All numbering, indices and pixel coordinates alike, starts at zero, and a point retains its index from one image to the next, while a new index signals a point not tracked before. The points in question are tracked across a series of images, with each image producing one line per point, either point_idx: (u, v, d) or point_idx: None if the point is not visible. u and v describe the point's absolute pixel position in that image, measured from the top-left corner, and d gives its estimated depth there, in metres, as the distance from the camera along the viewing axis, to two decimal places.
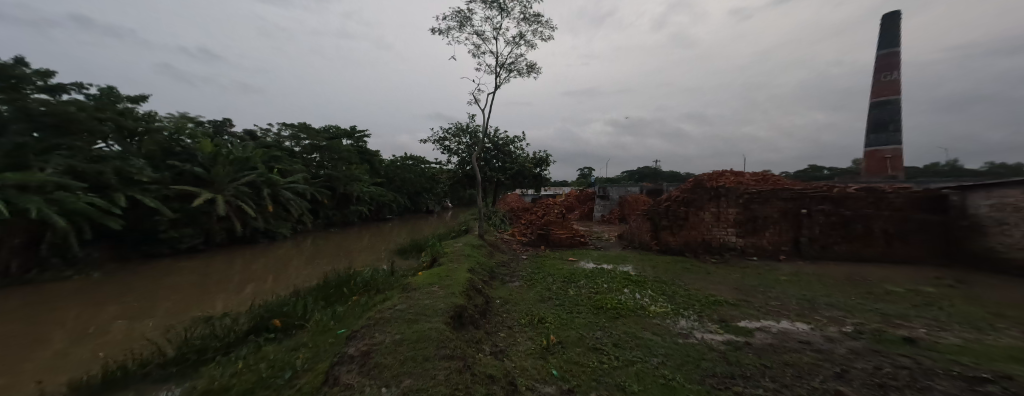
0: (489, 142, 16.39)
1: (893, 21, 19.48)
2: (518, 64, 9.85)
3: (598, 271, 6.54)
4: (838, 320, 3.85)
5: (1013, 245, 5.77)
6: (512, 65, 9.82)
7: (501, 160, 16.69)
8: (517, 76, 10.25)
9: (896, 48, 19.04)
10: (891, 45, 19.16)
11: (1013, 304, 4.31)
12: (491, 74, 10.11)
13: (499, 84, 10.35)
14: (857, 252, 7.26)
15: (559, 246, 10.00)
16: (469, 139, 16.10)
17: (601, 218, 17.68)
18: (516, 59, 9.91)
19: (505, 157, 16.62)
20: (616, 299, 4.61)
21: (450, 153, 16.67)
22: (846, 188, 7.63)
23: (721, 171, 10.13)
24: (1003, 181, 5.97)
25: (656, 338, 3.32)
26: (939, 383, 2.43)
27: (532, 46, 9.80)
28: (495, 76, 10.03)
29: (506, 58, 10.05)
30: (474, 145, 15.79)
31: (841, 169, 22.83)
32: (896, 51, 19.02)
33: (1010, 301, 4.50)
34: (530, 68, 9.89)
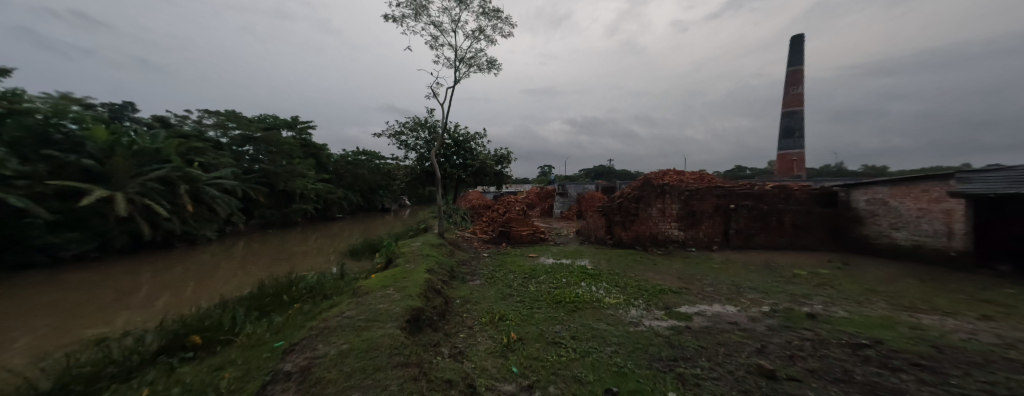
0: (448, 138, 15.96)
1: (798, 42, 22.94)
2: (479, 60, 9.72)
3: (558, 266, 6.75)
4: (759, 302, 4.43)
5: (881, 232, 7.35)
6: (472, 60, 9.65)
7: (461, 157, 16.36)
8: (477, 71, 10.10)
9: (800, 67, 22.43)
10: (797, 64, 22.50)
11: (883, 281, 5.38)
12: (450, 67, 9.86)
13: (459, 79, 10.13)
14: (772, 241, 8.42)
15: (521, 243, 10.12)
16: (428, 134, 15.48)
17: (562, 214, 18.12)
18: (476, 53, 9.75)
19: (465, 154, 16.29)
20: (575, 293, 4.79)
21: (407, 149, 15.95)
22: (764, 186, 8.79)
23: (666, 171, 11.03)
24: (875, 180, 7.53)
25: (611, 328, 3.53)
26: (833, 350, 2.94)
27: (493, 44, 9.76)
28: (455, 70, 9.80)
29: (466, 52, 9.85)
30: (432, 141, 15.28)
31: (759, 170, 26.33)
32: (800, 69, 22.43)
33: (880, 278, 5.61)
34: (491, 64, 9.81)
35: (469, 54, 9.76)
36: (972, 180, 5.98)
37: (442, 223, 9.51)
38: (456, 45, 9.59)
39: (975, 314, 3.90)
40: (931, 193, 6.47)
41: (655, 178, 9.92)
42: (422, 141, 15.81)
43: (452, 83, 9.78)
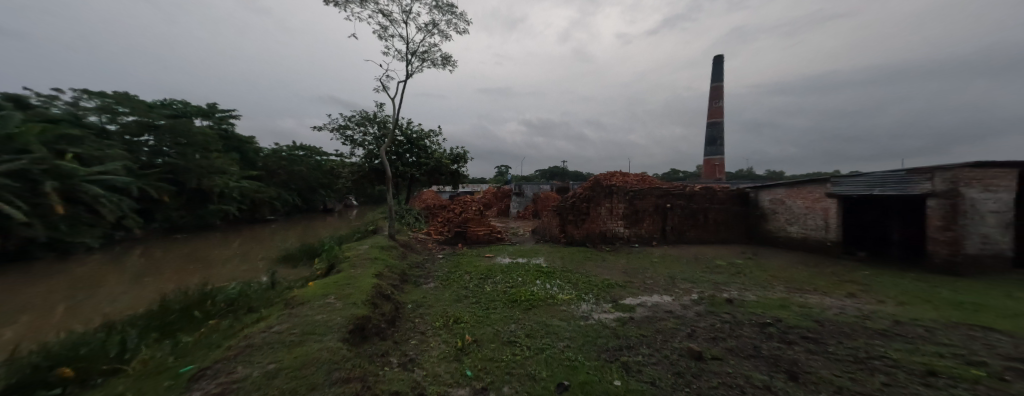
0: (401, 134, 15.16)
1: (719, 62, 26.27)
2: (433, 55, 9.40)
3: (513, 265, 6.80)
4: (689, 291, 4.98)
5: (780, 226, 8.77)
6: (425, 54, 9.28)
7: (414, 155, 15.65)
8: (431, 67, 9.76)
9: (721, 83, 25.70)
10: (718, 80, 25.75)
11: (782, 268, 6.42)
12: (402, 60, 9.36)
13: (410, 73, 9.67)
14: (700, 236, 9.50)
15: (477, 243, 10.01)
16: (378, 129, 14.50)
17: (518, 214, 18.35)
18: (429, 48, 9.40)
19: (419, 152, 15.63)
20: (530, 291, 4.88)
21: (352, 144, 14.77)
22: (694, 188, 9.87)
23: (613, 172, 11.82)
24: (776, 183, 8.94)
25: (563, 323, 3.67)
26: (746, 330, 3.42)
27: (447, 39, 9.50)
28: (406, 63, 9.33)
29: (419, 45, 9.44)
30: (382, 137, 14.36)
31: (689, 174, 29.53)
32: (721, 85, 25.72)
33: (781, 265, 6.69)
34: (445, 59, 9.53)
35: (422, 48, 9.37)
36: (842, 183, 7.41)
37: (394, 224, 8.99)
38: (408, 38, 9.14)
39: (844, 292, 4.86)
40: (815, 194, 7.88)
41: (604, 179, 10.57)
42: (371, 137, 14.76)
43: (403, 77, 9.30)
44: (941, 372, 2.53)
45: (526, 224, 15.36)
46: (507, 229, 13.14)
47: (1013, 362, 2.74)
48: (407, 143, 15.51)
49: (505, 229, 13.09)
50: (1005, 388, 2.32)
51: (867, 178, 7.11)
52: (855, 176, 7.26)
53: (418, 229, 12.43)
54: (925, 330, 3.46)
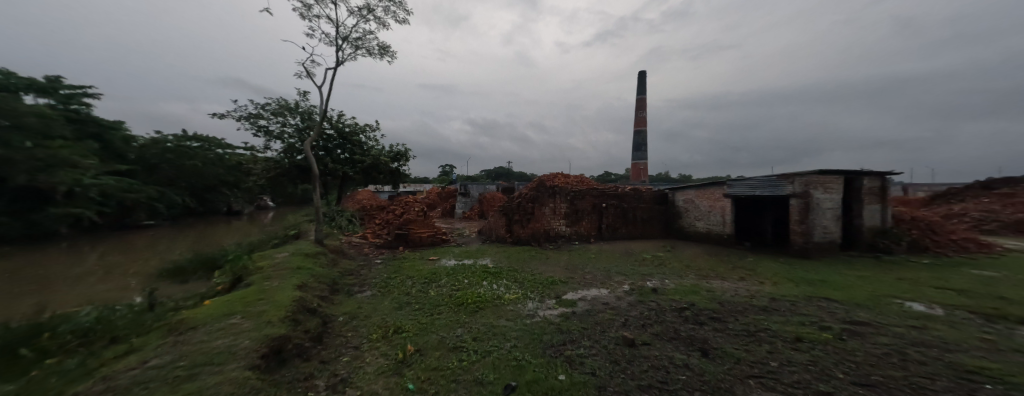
0: (330, 127, 13.52)
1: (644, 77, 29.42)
2: (368, 43, 8.69)
3: (459, 267, 6.60)
4: (622, 283, 5.42)
5: (690, 222, 10.13)
6: (359, 41, 8.53)
7: (346, 152, 14.22)
8: (366, 55, 9.01)
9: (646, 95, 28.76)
10: (643, 93, 28.80)
11: (695, 258, 7.43)
12: (331, 45, 8.47)
13: (341, 60, 8.81)
14: (629, 232, 10.47)
15: (420, 245, 9.51)
16: (301, 121, 12.71)
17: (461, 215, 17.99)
18: (364, 35, 8.66)
19: (352, 147, 14.16)
20: (477, 293, 4.78)
21: (268, 136, 12.66)
22: (625, 188, 10.82)
23: (556, 174, 12.35)
24: (687, 185, 10.29)
25: (511, 323, 3.66)
26: (668, 315, 3.85)
27: (385, 28, 8.87)
28: (336, 49, 8.47)
29: (351, 31, 8.65)
30: (307, 130, 12.63)
31: (619, 176, 32.38)
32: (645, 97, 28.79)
33: (693, 256, 7.74)
34: (383, 49, 8.88)
35: (356, 34, 8.59)
36: (736, 185, 8.81)
37: (321, 227, 8.00)
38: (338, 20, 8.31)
39: (738, 277, 5.83)
40: (716, 195, 9.30)
41: (547, 180, 10.93)
42: (292, 128, 12.88)
43: (333, 63, 8.42)
44: (804, 337, 3.20)
45: (472, 224, 15.11)
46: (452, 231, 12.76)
47: (846, 325, 3.60)
48: (338, 138, 14.00)
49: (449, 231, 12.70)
50: (844, 346, 3.02)
51: (753, 181, 8.54)
52: (746, 179, 8.66)
53: (352, 232, 11.31)
54: (793, 304, 4.34)
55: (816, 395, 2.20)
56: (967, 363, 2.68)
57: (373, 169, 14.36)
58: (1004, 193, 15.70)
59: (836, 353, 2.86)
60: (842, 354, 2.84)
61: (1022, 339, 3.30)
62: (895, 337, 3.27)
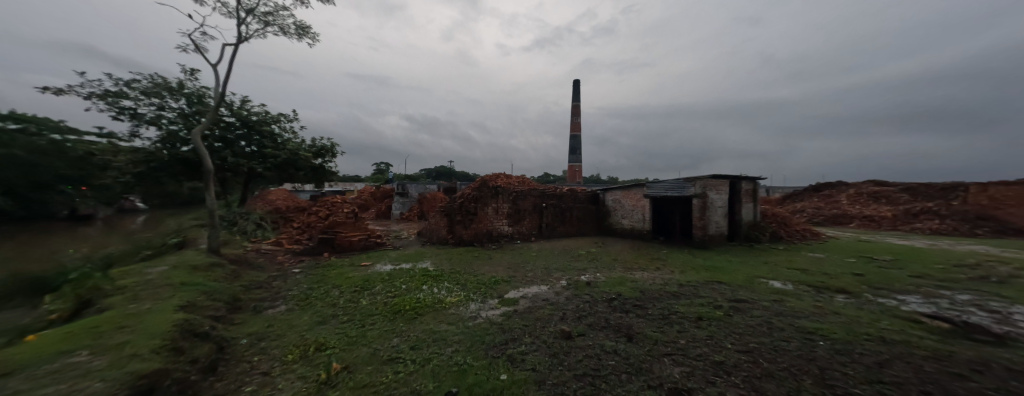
0: (230, 114, 11.32)
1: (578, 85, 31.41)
2: (282, 20, 7.62)
3: (394, 272, 6.18)
4: (560, 278, 5.67)
5: (618, 220, 11.12)
6: (271, 17, 7.44)
7: (251, 144, 11.90)
8: (279, 34, 7.89)
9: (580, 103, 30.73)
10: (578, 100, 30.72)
11: (623, 252, 8.18)
12: (232, 18, 7.22)
13: (246, 37, 7.56)
14: (566, 230, 11.05)
15: (350, 250, 8.62)
16: (188, 105, 10.38)
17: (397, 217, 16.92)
18: (277, 10, 7.58)
19: (261, 139, 12.07)
20: (416, 298, 4.52)
21: (138, 121, 10.05)
22: (562, 189, 11.37)
23: (498, 174, 12.43)
24: (615, 187, 11.25)
25: (453, 327, 3.53)
26: (600, 306, 4.14)
27: (304, 5, 7.87)
28: (240, 24, 7.25)
29: (260, 4, 7.48)
30: (196, 116, 10.36)
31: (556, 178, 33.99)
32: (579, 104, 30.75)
33: (622, 250, 8.49)
34: (301, 30, 7.88)
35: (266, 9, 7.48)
36: (654, 186, 9.92)
37: (217, 233, 6.71)
38: None
39: (656, 267, 6.59)
40: (638, 195, 10.35)
41: (490, 180, 10.91)
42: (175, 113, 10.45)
43: (236, 39, 7.19)
44: (704, 316, 3.75)
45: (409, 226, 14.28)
46: (387, 233, 11.88)
47: (733, 303, 4.33)
48: (241, 127, 11.67)
49: (384, 233, 11.81)
50: (732, 321, 3.63)
51: (666, 183, 9.71)
52: (661, 181, 9.82)
53: (261, 239, 9.72)
54: (696, 288, 5.06)
55: (714, 364, 2.60)
56: (809, 326, 3.46)
57: (290, 164, 12.83)
58: (826, 194, 20.73)
59: (726, 327, 3.43)
60: (732, 328, 3.39)
61: (839, 303, 4.39)
62: (765, 309, 4.05)
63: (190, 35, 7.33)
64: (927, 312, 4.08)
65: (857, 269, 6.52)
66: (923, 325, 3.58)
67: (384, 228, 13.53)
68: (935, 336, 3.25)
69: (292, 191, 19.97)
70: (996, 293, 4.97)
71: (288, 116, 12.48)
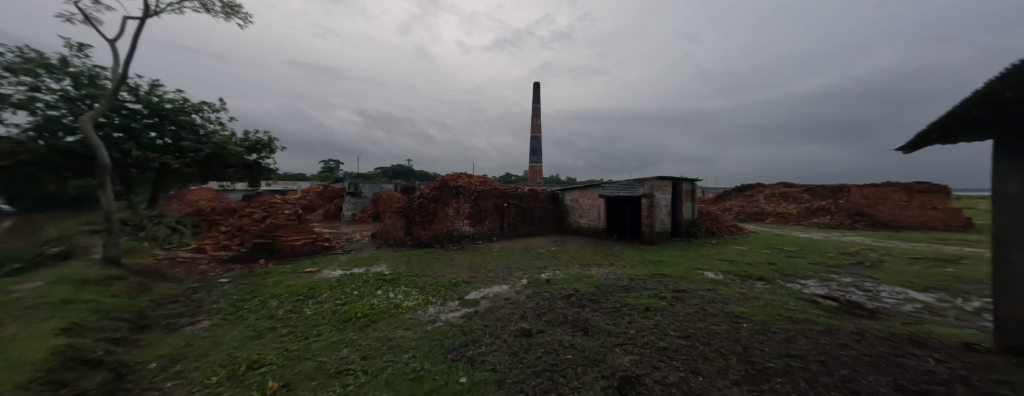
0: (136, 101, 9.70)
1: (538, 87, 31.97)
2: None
3: (344, 277, 5.82)
4: (521, 277, 5.74)
5: (576, 219, 11.51)
6: None
7: (164, 136, 10.42)
8: (201, 11, 7.07)
9: (540, 104, 31.32)
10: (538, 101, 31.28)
11: (580, 250, 8.49)
12: None
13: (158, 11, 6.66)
14: (528, 230, 11.22)
15: (293, 255, 7.96)
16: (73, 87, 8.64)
17: (349, 218, 15.93)
18: None
19: (178, 131, 10.68)
20: (368, 305, 4.31)
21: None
22: (523, 189, 11.52)
23: (458, 174, 12.27)
24: (573, 187, 11.64)
25: (410, 332, 3.42)
26: (559, 303, 4.27)
27: None
28: None
29: None
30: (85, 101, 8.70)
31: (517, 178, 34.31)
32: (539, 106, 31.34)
33: (580, 248, 8.80)
34: (228, 9, 7.13)
35: None
36: (608, 186, 10.42)
37: (116, 241, 5.86)
38: None
39: (610, 263, 6.94)
40: (594, 195, 10.80)
41: (450, 180, 10.73)
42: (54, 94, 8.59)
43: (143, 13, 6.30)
44: (651, 306, 4.04)
45: (363, 228, 13.53)
46: (337, 236, 11.14)
47: (676, 293, 4.72)
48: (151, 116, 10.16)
49: (334, 236, 11.06)
50: (675, 310, 3.95)
51: (619, 183, 10.28)
52: (615, 181, 10.35)
53: (177, 245, 8.60)
54: (645, 281, 5.42)
55: (659, 351, 2.82)
56: (736, 310, 3.89)
57: (217, 160, 11.37)
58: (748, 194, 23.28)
59: (670, 315, 3.73)
60: (675, 316, 3.69)
61: (760, 289, 4.99)
62: (700, 298, 4.47)
63: (80, 5, 6.26)
64: (823, 293, 4.82)
65: (771, 258, 7.50)
66: (819, 305, 4.24)
67: (334, 230, 12.67)
68: (828, 313, 3.86)
69: (220, 191, 17.75)
70: (872, 275, 6.01)
71: (212, 105, 10.97)
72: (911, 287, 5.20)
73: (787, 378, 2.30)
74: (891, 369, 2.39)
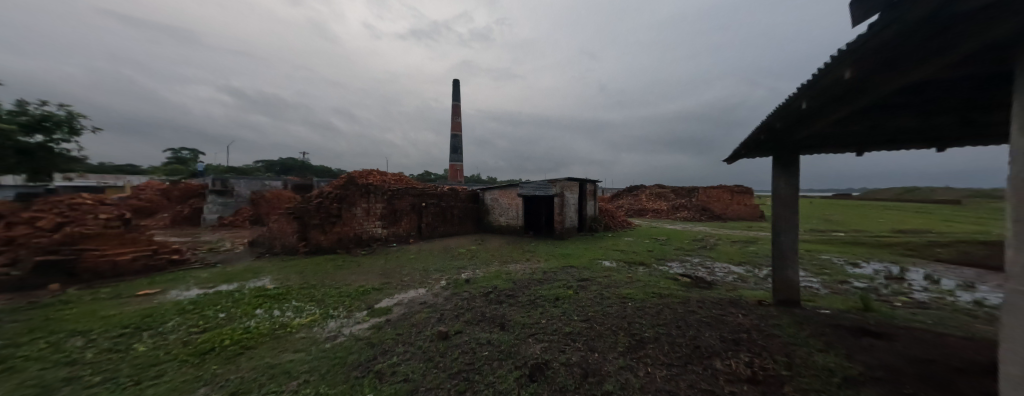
0: None
1: (458, 85, 31.49)
2: None
3: (205, 297, 4.71)
4: (440, 279, 5.57)
5: (495, 218, 11.73)
6: None
7: None
8: None
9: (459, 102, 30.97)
10: (457, 99, 30.90)
11: (498, 247, 8.71)
12: None
13: None
14: (447, 230, 10.99)
15: (117, 276, 6.11)
16: None
17: (212, 223, 13.17)
18: None
19: None
20: (241, 329, 3.59)
21: None
22: (443, 188, 11.22)
23: (370, 170, 11.28)
24: (492, 187, 11.84)
25: (301, 355, 2.97)
26: (477, 301, 4.29)
27: None
28: None
29: None
30: None
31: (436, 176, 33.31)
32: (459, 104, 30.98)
33: (500, 246, 8.99)
34: None
35: None
36: (525, 186, 10.91)
37: None
38: None
39: (525, 258, 7.29)
40: (512, 194, 11.19)
41: (359, 177, 9.79)
42: None
43: None
44: (559, 296, 4.39)
45: (235, 234, 11.22)
46: (193, 246, 8.83)
47: (581, 281, 5.23)
48: None
49: (189, 247, 8.73)
50: (579, 297, 4.37)
51: (535, 183, 10.86)
52: (531, 181, 10.91)
53: None
54: (555, 273, 5.85)
55: (567, 335, 3.08)
56: (624, 292, 4.52)
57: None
58: (636, 192, 27.27)
59: (575, 302, 4.11)
60: (579, 303, 4.08)
61: (642, 273, 5.90)
62: (598, 284, 5.05)
63: None
64: (683, 272, 5.99)
65: (647, 246, 9.00)
66: (679, 281, 5.25)
67: (190, 239, 10.10)
68: (684, 287, 4.82)
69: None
70: (710, 255, 7.74)
71: None
72: (732, 263, 6.88)
73: (657, 344, 2.85)
74: (719, 326, 3.22)
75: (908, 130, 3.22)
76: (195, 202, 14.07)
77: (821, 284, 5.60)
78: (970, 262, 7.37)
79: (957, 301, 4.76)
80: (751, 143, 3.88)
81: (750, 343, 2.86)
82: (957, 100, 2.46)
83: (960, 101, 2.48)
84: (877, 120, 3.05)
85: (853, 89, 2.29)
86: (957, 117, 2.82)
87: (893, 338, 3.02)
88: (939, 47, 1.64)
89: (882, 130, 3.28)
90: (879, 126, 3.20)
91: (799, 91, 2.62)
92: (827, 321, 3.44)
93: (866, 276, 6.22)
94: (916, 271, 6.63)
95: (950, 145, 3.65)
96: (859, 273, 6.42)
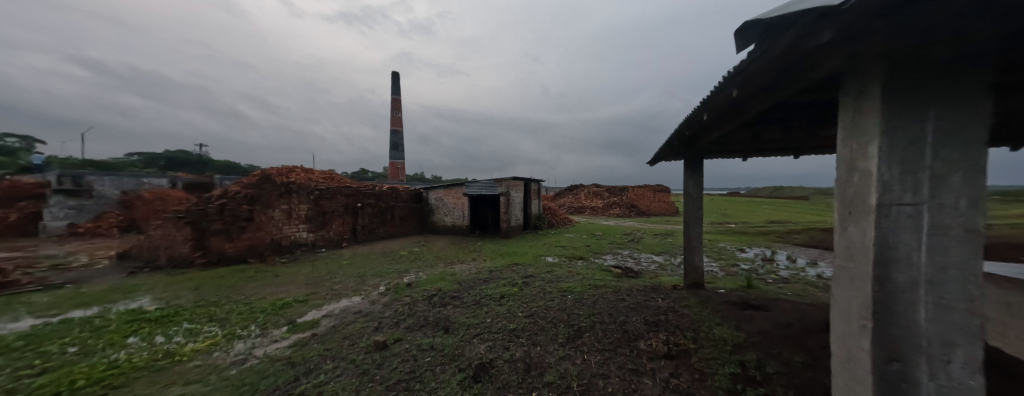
0: None
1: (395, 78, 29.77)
2: None
3: (48, 329, 3.69)
4: (377, 285, 5.23)
5: (440, 218, 11.40)
6: None
7: None
8: None
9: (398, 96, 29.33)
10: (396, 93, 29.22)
11: (441, 249, 8.47)
12: None
13: None
14: (387, 232, 10.38)
15: None
16: None
17: (58, 232, 10.32)
18: None
19: None
20: (105, 364, 2.89)
21: None
22: (381, 188, 10.55)
23: (292, 168, 10.06)
24: (436, 187, 11.47)
25: (193, 387, 2.51)
26: (418, 306, 4.11)
27: None
28: None
29: None
30: None
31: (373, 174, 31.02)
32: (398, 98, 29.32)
33: (443, 247, 8.76)
34: None
35: None
36: (471, 186, 10.83)
37: None
38: None
39: (469, 258, 7.23)
40: (457, 193, 11.00)
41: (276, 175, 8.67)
42: None
43: None
44: (503, 294, 4.44)
45: (94, 246, 8.97)
46: (23, 264, 6.77)
47: (525, 278, 5.38)
48: None
49: (17, 265, 6.67)
50: (521, 293, 4.46)
51: (481, 182, 10.83)
52: (477, 180, 10.83)
53: None
54: (500, 272, 5.90)
55: (508, 333, 3.12)
56: (564, 286, 4.75)
57: None
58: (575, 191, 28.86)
59: (520, 299, 4.20)
60: (522, 299, 4.17)
61: (580, 267, 6.27)
62: (541, 279, 5.24)
63: None
64: (615, 264, 6.52)
65: (585, 242, 9.61)
66: (611, 272, 5.71)
67: (20, 255, 7.76)
68: (615, 278, 5.25)
69: None
70: (638, 247, 8.56)
71: None
72: (656, 253, 7.70)
73: (593, 332, 3.05)
74: (643, 311, 3.57)
75: (779, 139, 3.90)
76: (25, 206, 10.83)
77: (719, 267, 6.59)
78: (816, 244, 9.39)
79: (808, 275, 6.03)
80: (667, 147, 4.37)
81: (668, 324, 3.23)
82: (808, 117, 3.06)
83: (811, 115, 3.03)
84: (756, 131, 3.66)
85: (737, 106, 2.63)
86: (810, 129, 3.49)
87: (767, 308, 3.69)
88: (795, 77, 1.92)
89: (761, 139, 3.94)
90: (760, 135, 3.79)
91: (701, 104, 2.94)
92: (722, 299, 4.06)
93: (750, 259, 7.51)
94: (783, 253, 8.22)
95: (806, 153, 4.53)
96: (748, 257, 7.72)
